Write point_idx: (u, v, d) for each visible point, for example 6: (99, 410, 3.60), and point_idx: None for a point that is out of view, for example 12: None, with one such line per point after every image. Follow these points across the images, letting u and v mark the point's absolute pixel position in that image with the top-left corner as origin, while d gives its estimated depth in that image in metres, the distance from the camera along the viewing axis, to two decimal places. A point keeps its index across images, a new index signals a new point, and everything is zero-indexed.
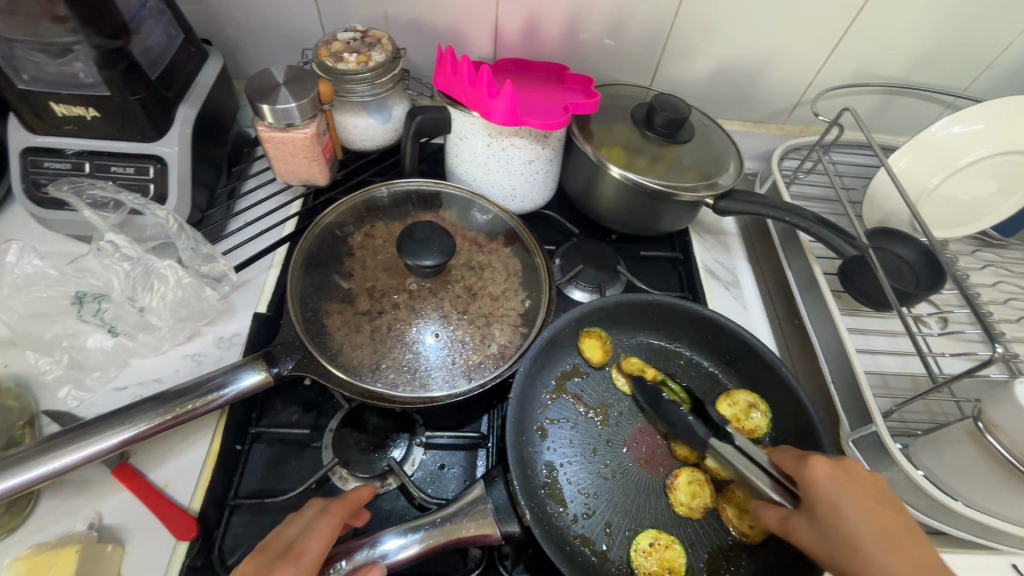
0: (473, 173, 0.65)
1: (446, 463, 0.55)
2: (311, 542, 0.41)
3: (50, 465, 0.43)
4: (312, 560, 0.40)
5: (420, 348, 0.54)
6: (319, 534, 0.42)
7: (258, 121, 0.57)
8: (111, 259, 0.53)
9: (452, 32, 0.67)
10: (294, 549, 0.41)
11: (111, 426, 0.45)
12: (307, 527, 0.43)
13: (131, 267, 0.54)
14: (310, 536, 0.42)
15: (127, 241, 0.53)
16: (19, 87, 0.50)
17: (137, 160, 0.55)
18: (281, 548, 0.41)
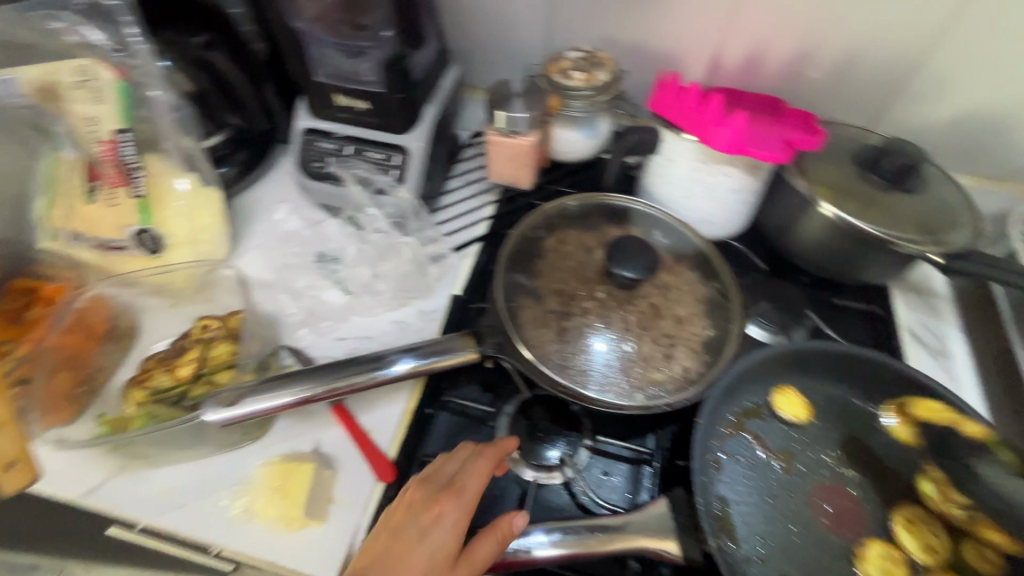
0: (672, 195, 0.66)
1: (610, 471, 0.56)
2: (471, 480, 0.48)
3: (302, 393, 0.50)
4: (471, 495, 0.47)
5: (597, 356, 0.56)
6: (475, 474, 0.48)
7: (488, 126, 0.64)
8: (367, 230, 0.67)
9: (669, 58, 0.69)
10: (450, 490, 0.48)
11: (349, 368, 0.52)
12: (465, 466, 0.49)
13: (380, 238, 0.66)
14: (467, 475, 0.48)
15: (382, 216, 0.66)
16: (318, 79, 0.60)
17: (387, 148, 0.64)
18: (442, 484, 0.48)
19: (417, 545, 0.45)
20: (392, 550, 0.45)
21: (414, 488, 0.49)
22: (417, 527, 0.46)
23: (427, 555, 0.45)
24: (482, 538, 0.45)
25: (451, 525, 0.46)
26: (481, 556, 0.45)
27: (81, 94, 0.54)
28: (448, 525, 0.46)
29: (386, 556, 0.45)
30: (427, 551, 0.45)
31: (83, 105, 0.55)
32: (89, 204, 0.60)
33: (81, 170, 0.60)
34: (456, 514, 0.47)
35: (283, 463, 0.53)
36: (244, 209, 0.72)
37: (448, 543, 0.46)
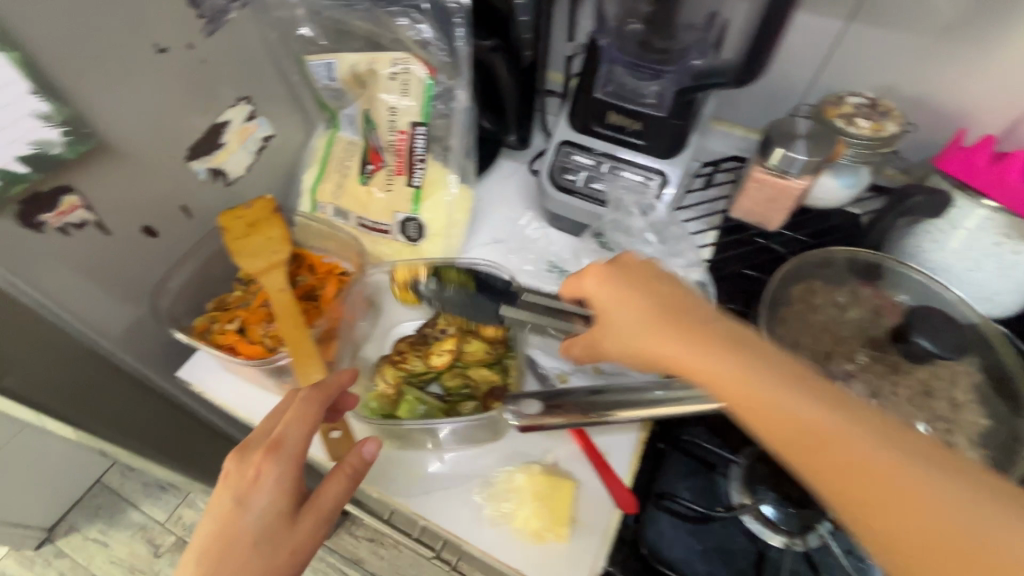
0: (950, 265, 0.61)
1: (858, 551, 0.51)
2: (292, 431, 0.45)
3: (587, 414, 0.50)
4: (294, 450, 0.44)
5: None
6: (297, 423, 0.45)
7: (755, 162, 0.62)
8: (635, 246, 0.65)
9: (959, 114, 0.63)
10: (271, 449, 0.44)
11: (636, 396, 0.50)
12: (290, 414, 0.46)
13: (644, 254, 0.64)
14: (289, 425, 0.45)
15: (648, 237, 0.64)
16: (598, 95, 0.61)
17: (645, 170, 0.63)
18: (248, 440, 0.46)
19: (236, 514, 0.42)
20: (222, 508, 0.43)
21: (233, 461, 0.45)
22: (236, 479, 0.43)
23: (246, 527, 0.42)
24: (226, 474, 0.44)
25: (251, 468, 0.44)
26: (256, 510, 0.42)
27: (392, 85, 0.59)
28: (246, 474, 0.43)
29: (218, 513, 0.43)
30: (251, 518, 0.42)
31: (390, 95, 0.59)
32: (362, 185, 0.64)
33: (359, 151, 0.64)
34: (252, 458, 0.44)
35: (529, 474, 0.52)
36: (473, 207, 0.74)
37: (274, 501, 0.43)
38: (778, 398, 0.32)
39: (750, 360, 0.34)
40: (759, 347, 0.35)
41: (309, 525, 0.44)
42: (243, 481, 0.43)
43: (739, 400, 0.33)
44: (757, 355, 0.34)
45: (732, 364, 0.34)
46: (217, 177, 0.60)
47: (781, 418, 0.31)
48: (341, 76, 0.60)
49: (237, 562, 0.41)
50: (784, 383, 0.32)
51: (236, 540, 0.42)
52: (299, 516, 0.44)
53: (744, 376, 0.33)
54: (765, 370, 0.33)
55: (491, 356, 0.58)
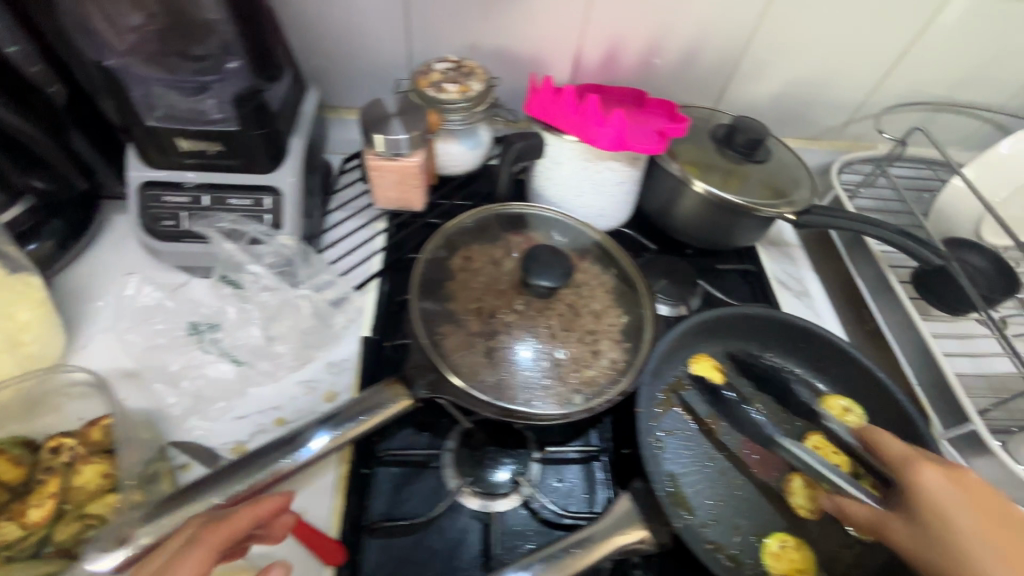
0: (563, 195, 0.67)
1: (563, 477, 0.56)
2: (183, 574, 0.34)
3: (201, 507, 0.43)
4: None
5: (517, 364, 0.56)
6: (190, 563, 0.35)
7: (367, 150, 0.59)
8: (251, 289, 0.58)
9: (534, 59, 0.70)
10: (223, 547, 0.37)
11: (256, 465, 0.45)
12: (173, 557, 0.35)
13: (271, 297, 0.58)
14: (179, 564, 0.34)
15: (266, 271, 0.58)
16: (150, 125, 0.50)
17: (253, 192, 0.56)
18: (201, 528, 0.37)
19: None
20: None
21: None
22: (186, 562, 0.34)
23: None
24: None
25: (204, 556, 0.35)
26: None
27: None
28: (198, 557, 0.35)
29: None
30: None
31: None
32: None
33: None
34: (199, 549, 0.35)
35: (218, 575, 0.46)
36: (70, 291, 0.59)
37: None
38: (975, 546, 0.38)
39: (943, 490, 0.41)
40: (946, 489, 0.41)
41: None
42: (188, 561, 0.35)
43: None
44: (927, 492, 0.41)
45: (930, 519, 0.40)
46: None
47: (958, 546, 0.38)
48: None
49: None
50: (939, 541, 0.39)
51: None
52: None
53: (940, 518, 0.40)
54: (948, 495, 0.41)
55: (113, 482, 0.46)
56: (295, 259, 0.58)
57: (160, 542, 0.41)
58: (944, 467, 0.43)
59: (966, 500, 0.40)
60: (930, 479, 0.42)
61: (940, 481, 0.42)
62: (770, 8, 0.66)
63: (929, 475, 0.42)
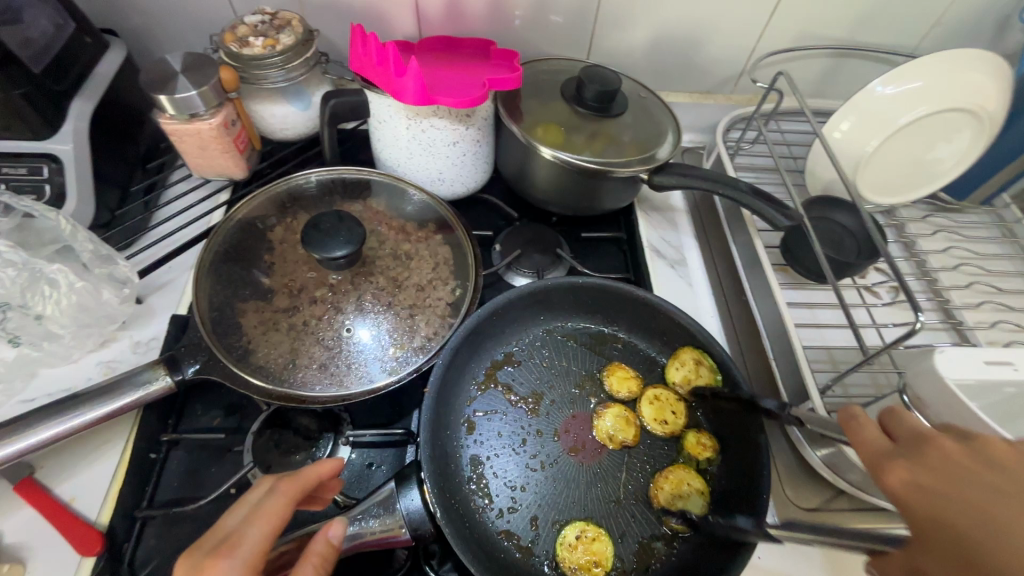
0: (398, 158, 0.62)
1: (374, 461, 0.53)
2: (250, 530, 0.40)
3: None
4: (250, 549, 0.39)
5: (355, 346, 0.52)
6: (259, 521, 0.41)
7: (158, 113, 0.54)
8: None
9: (371, 10, 0.64)
10: (298, 493, 0.43)
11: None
12: (253, 510, 0.42)
13: (17, 273, 0.49)
14: (248, 524, 0.40)
15: (11, 245, 0.49)
16: None
17: (28, 159, 0.52)
18: (279, 481, 0.44)
19: (248, 532, 0.40)
20: (233, 531, 0.40)
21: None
22: (268, 509, 0.41)
23: (241, 559, 0.38)
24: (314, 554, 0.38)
25: (280, 504, 0.42)
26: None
27: None
28: (275, 505, 0.42)
29: (221, 536, 0.40)
30: (251, 544, 0.39)
31: None
32: None
33: None
34: (277, 499, 0.42)
35: None
36: None
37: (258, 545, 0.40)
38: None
39: (919, 487, 0.30)
40: (916, 487, 0.31)
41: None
42: (267, 507, 0.41)
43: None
44: (920, 504, 0.30)
45: (923, 514, 0.29)
46: None
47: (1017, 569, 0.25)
48: None
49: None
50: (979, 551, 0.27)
51: (242, 553, 0.39)
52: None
53: (939, 512, 0.29)
54: (941, 488, 0.30)
55: None
56: (63, 234, 0.51)
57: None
58: (899, 455, 0.33)
59: (971, 486, 0.29)
60: (897, 478, 0.31)
61: (907, 477, 0.31)
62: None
63: (896, 477, 0.32)
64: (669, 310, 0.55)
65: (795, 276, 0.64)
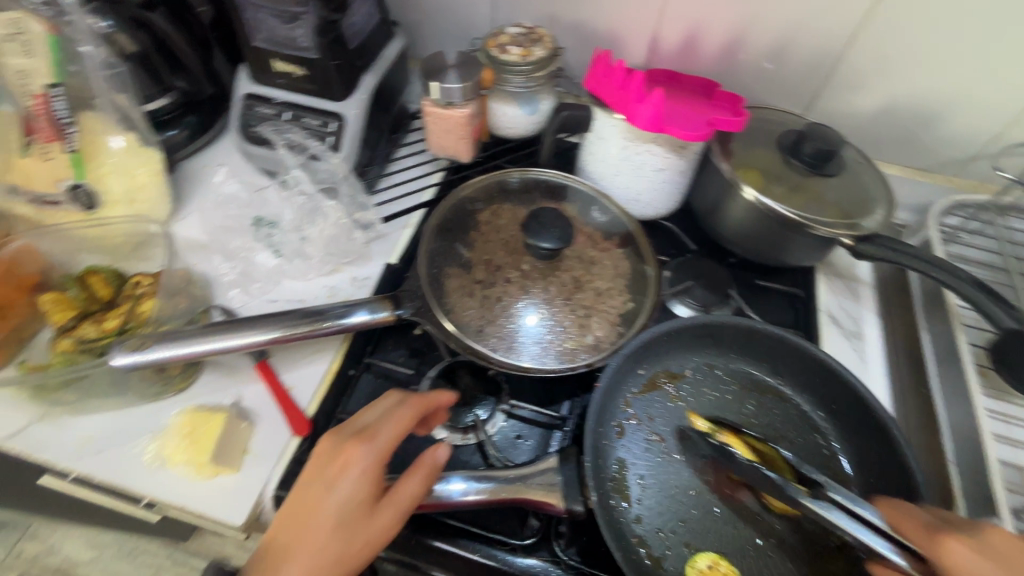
0: (603, 173, 0.67)
1: (523, 434, 0.58)
2: (384, 427, 0.47)
3: (212, 343, 0.52)
4: (383, 443, 0.46)
5: (519, 324, 0.58)
6: (390, 422, 0.47)
7: (425, 97, 0.65)
8: (293, 192, 0.66)
9: (612, 37, 0.71)
10: (420, 413, 0.48)
11: (260, 326, 0.54)
12: (387, 413, 0.48)
13: (305, 201, 0.66)
14: (383, 423, 0.47)
15: (307, 179, 0.65)
16: (254, 43, 0.61)
17: (323, 115, 0.65)
18: (408, 398, 0.49)
19: (382, 430, 0.47)
20: (370, 425, 0.47)
21: (329, 448, 0.46)
22: (401, 415, 0.47)
23: (374, 450, 0.45)
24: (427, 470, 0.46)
25: (410, 413, 0.48)
26: (417, 490, 0.45)
27: (13, 47, 0.56)
28: (404, 413, 0.48)
29: (356, 427, 0.48)
30: (383, 439, 0.46)
31: (15, 57, 0.56)
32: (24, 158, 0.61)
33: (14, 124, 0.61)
34: (407, 408, 0.48)
35: (213, 406, 0.55)
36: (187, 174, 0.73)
37: (386, 450, 0.46)
38: None
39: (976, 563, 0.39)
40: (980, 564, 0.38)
41: (388, 518, 0.44)
42: (399, 413, 0.48)
43: (326, 521, 0.44)
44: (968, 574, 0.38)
45: None
46: None
47: None
48: None
49: (364, 458, 0.45)
50: None
51: (375, 446, 0.46)
52: (383, 505, 0.45)
53: None
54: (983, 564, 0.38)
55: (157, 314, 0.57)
56: (336, 179, 0.66)
57: (173, 358, 0.51)
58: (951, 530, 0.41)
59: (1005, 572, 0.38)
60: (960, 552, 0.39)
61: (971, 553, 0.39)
62: (878, 9, 0.59)
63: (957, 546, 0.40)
64: (846, 372, 0.54)
65: (995, 383, 0.59)
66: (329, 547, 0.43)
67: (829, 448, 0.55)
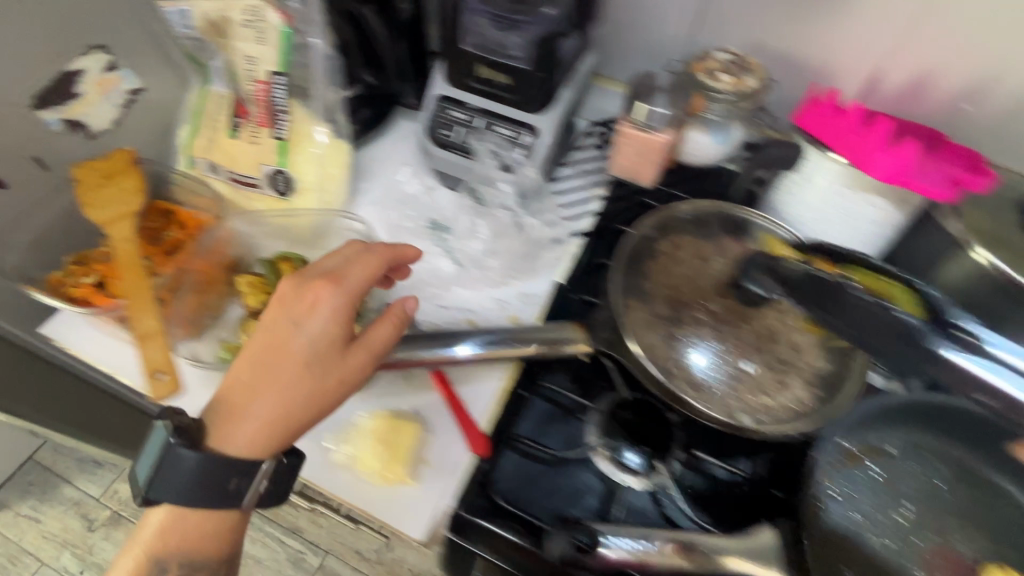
0: (799, 215, 0.63)
1: (700, 489, 0.54)
2: (351, 269, 0.51)
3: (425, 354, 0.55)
4: (353, 285, 0.50)
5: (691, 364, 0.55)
6: (358, 267, 0.51)
7: (624, 117, 0.62)
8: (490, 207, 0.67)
9: (823, 72, 0.66)
10: (386, 263, 0.53)
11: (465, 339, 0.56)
12: (351, 258, 0.52)
13: (506, 217, 0.67)
14: (350, 266, 0.51)
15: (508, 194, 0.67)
16: (464, 48, 0.61)
17: (517, 126, 0.64)
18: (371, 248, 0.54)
19: (347, 273, 0.51)
20: (337, 267, 0.51)
21: (287, 286, 0.50)
22: (369, 260, 0.52)
23: (342, 291, 0.49)
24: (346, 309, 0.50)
25: (376, 260, 0.52)
26: (388, 334, 0.50)
27: (246, 32, 0.56)
28: (371, 261, 0.52)
29: (319, 272, 0.51)
30: (352, 282, 0.50)
31: (245, 44, 0.57)
32: (232, 139, 0.63)
33: (227, 105, 0.63)
34: (372, 255, 0.52)
35: (398, 412, 0.56)
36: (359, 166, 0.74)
37: (351, 295, 0.50)
38: None
39: None
40: None
41: (361, 358, 0.49)
42: (365, 259, 0.52)
43: (295, 357, 0.48)
44: None
45: None
46: (74, 129, 0.59)
47: None
48: (196, 24, 0.58)
49: (331, 298, 0.48)
50: None
51: (342, 287, 0.50)
52: (353, 347, 0.49)
53: None
54: None
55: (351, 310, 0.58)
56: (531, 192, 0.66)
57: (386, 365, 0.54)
58: None
59: None
60: None
61: None
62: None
63: None
64: None
65: None
66: (304, 378, 0.47)
67: None
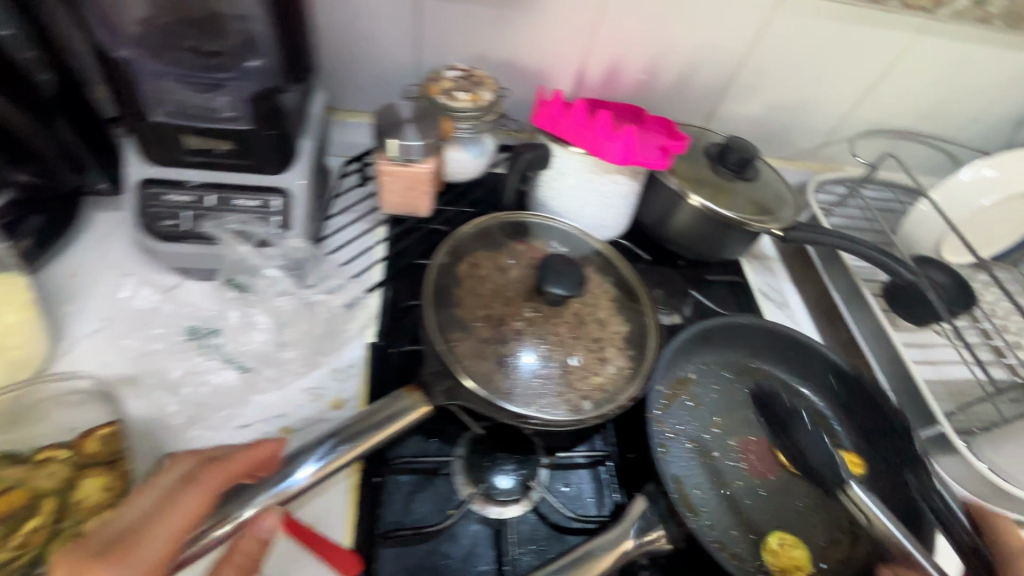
0: (565, 205, 0.69)
1: (573, 482, 0.57)
2: (172, 518, 0.38)
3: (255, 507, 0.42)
4: (168, 543, 0.37)
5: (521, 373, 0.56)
6: (177, 515, 0.38)
7: (379, 154, 0.59)
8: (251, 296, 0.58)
9: (540, 71, 0.72)
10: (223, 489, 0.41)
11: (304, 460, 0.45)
12: (164, 499, 0.39)
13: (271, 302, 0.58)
14: (156, 520, 0.37)
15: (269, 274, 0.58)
16: (156, 119, 0.49)
17: (260, 193, 0.55)
18: (196, 473, 0.41)
19: (155, 528, 0.37)
20: (136, 525, 0.37)
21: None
22: (184, 499, 0.39)
23: (145, 559, 0.35)
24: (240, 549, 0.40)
25: (202, 496, 0.39)
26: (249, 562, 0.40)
27: None
28: (197, 494, 0.39)
29: (114, 531, 0.36)
30: (168, 539, 0.37)
31: None
32: None
33: None
34: (196, 490, 0.39)
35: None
36: (56, 291, 0.56)
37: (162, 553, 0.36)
38: None
39: None
40: None
41: None
42: (183, 497, 0.39)
43: None
44: None
45: None
46: None
47: None
48: None
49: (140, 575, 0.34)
50: None
51: (144, 554, 0.36)
52: None
53: None
54: None
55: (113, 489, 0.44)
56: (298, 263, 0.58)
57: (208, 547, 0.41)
58: None
59: None
60: None
61: None
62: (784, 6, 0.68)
63: None
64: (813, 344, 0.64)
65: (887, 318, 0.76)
66: None
67: (814, 405, 0.65)
